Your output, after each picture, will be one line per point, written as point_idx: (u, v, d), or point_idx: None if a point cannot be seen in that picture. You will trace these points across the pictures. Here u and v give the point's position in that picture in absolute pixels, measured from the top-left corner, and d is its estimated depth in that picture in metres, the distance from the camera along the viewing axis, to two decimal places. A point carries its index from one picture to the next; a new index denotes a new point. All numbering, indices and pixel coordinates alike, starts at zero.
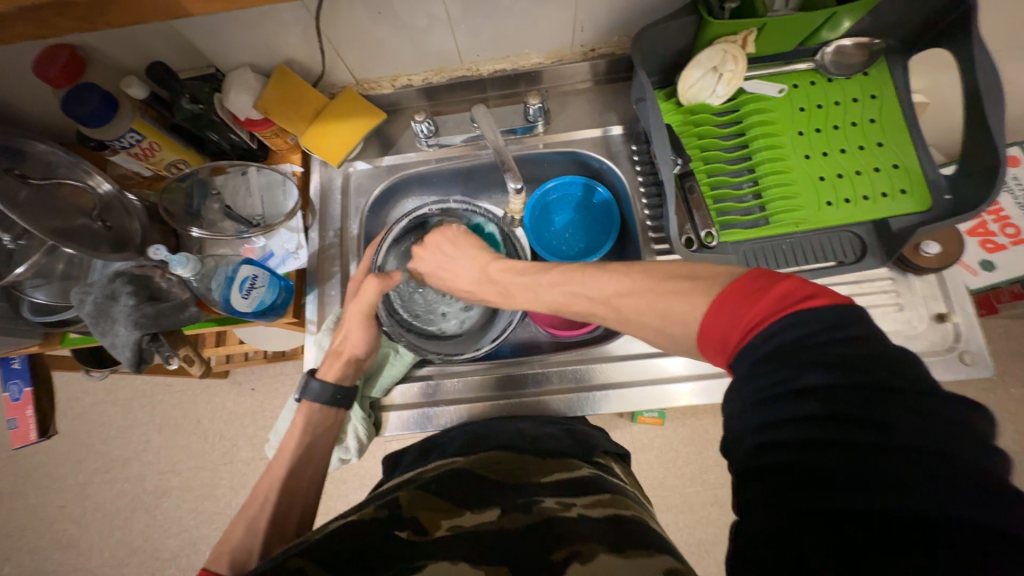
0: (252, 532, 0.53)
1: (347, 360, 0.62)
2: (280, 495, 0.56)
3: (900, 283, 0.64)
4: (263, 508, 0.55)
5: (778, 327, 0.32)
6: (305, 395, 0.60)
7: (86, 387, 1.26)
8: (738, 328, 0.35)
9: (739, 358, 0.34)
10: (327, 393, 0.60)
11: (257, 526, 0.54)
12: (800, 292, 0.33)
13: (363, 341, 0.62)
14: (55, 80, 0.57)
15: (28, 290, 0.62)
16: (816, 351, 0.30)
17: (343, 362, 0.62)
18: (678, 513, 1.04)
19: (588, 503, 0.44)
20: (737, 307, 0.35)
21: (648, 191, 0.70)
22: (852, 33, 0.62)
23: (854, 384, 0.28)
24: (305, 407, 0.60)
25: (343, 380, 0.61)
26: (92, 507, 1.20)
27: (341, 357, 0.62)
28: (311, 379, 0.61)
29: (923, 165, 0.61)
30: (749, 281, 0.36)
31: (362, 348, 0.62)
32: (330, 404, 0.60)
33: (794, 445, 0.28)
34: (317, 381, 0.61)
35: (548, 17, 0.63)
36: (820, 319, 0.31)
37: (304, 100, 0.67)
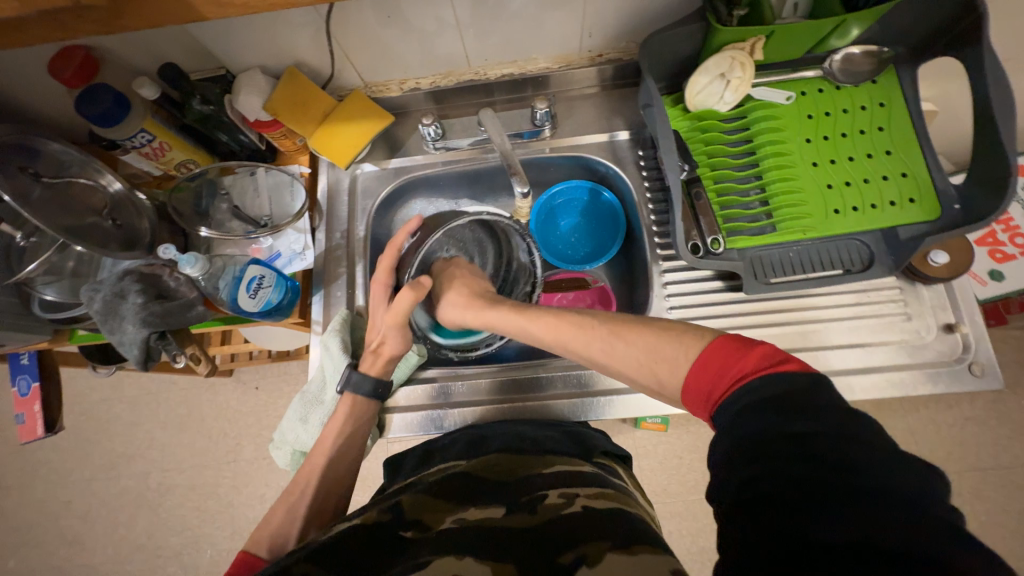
0: (289, 517, 0.56)
1: (387, 358, 0.62)
2: (318, 483, 0.58)
3: (907, 293, 0.64)
4: (304, 494, 0.57)
5: (761, 381, 0.35)
6: (346, 388, 0.60)
7: (92, 383, 1.27)
8: (718, 388, 0.38)
9: (721, 409, 0.37)
10: (368, 384, 0.60)
11: (294, 513, 0.56)
12: (788, 359, 0.36)
13: (403, 339, 0.62)
14: (70, 81, 0.58)
15: (39, 286, 0.62)
16: (798, 402, 0.32)
17: (384, 360, 0.62)
18: (681, 520, 1.04)
19: (592, 495, 0.44)
20: (721, 364, 0.39)
21: (655, 198, 0.69)
22: (860, 41, 0.62)
23: (811, 423, 0.31)
24: (348, 398, 0.60)
25: (384, 375, 0.62)
26: (97, 503, 1.20)
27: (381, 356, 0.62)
28: (352, 373, 0.61)
29: (932, 174, 0.60)
30: (724, 345, 0.40)
31: (401, 350, 0.62)
32: (371, 397, 0.61)
33: (771, 474, 0.30)
34: (360, 375, 0.61)
35: (556, 22, 0.64)
36: (802, 377, 0.34)
37: (313, 102, 0.68)
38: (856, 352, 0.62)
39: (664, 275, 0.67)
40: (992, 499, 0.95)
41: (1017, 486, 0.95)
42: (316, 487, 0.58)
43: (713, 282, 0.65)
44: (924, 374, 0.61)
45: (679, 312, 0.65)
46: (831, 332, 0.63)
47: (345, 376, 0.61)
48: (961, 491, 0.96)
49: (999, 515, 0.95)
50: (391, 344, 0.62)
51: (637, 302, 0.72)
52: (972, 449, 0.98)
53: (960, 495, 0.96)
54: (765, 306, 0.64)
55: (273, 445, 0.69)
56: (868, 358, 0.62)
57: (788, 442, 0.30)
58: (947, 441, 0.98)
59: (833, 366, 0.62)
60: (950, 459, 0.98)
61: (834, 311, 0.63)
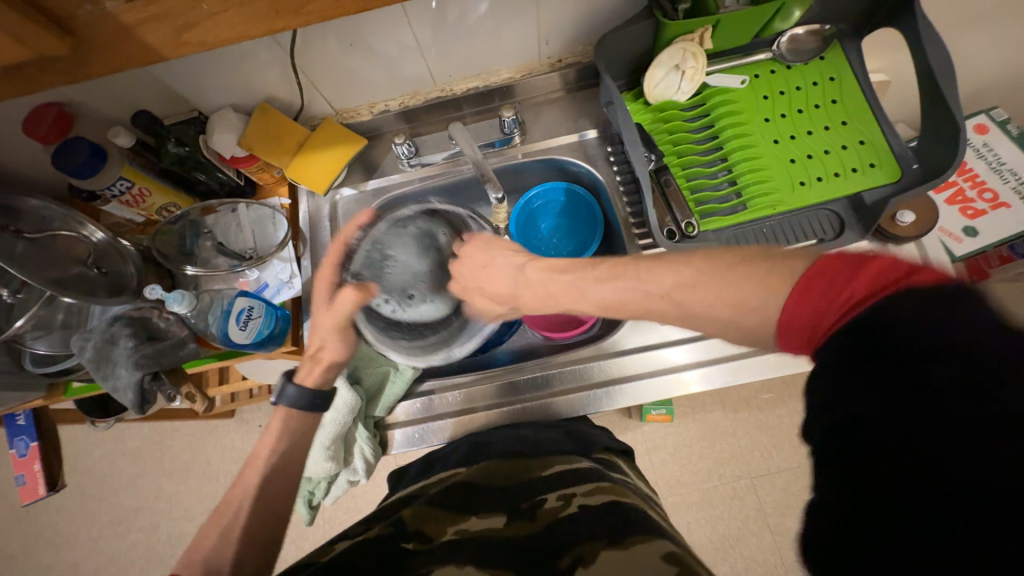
0: (223, 541, 0.49)
1: (326, 365, 0.59)
2: (255, 503, 0.51)
3: (882, 255, 0.65)
4: (236, 516, 0.51)
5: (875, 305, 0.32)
6: (280, 400, 0.55)
7: (93, 438, 1.25)
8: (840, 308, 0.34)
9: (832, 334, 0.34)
10: (305, 396, 0.55)
11: (230, 536, 0.49)
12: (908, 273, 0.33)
13: (341, 342, 0.59)
14: (44, 137, 0.59)
15: (30, 341, 0.62)
16: (896, 326, 0.30)
17: (323, 366, 0.59)
18: (698, 509, 1.03)
19: (587, 491, 0.45)
20: (828, 288, 0.36)
21: (628, 189, 0.71)
22: (803, 22, 0.65)
23: (919, 339, 0.28)
24: (281, 411, 0.56)
25: (323, 384, 0.58)
26: (107, 561, 1.18)
27: (319, 362, 0.58)
28: (285, 385, 0.56)
29: (888, 138, 0.63)
30: (825, 272, 0.37)
31: (342, 354, 0.59)
32: (310, 409, 0.56)
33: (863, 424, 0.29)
34: (295, 387, 0.56)
35: (514, 33, 0.66)
36: (923, 294, 0.31)
37: (287, 133, 0.70)
38: None
39: None
40: None
41: None
42: (253, 514, 0.51)
43: None
44: None
45: None
46: None
47: (279, 388, 0.56)
48: None
49: None
50: (332, 350, 0.60)
51: None
52: None
53: None
54: None
55: None
56: None
57: (899, 367, 0.28)
58: None
59: None
60: None
61: None
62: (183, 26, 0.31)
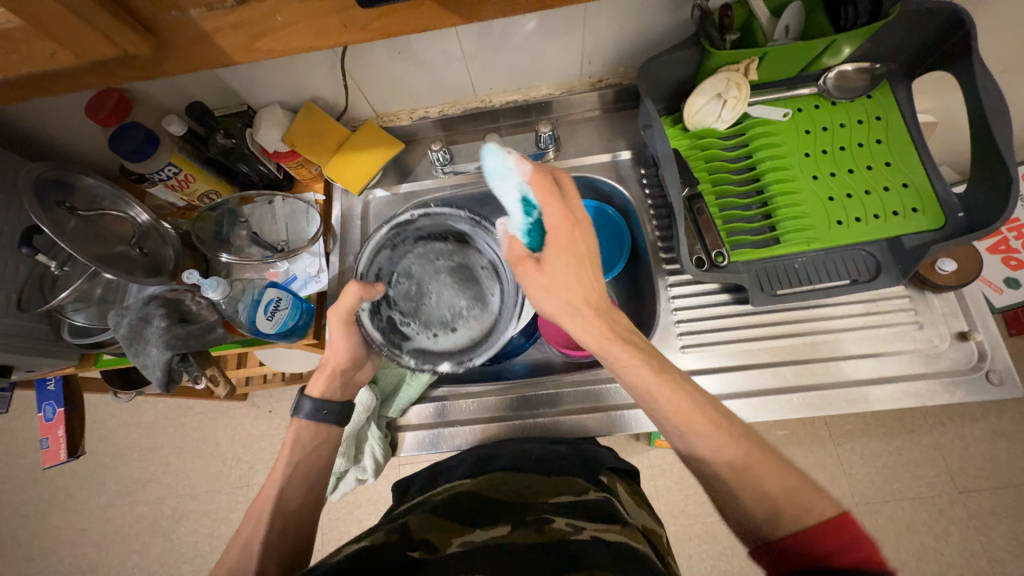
0: (246, 552, 0.50)
1: (332, 372, 0.60)
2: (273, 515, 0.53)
3: (917, 301, 0.63)
4: (256, 527, 0.52)
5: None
6: (298, 412, 0.59)
7: (112, 409, 1.29)
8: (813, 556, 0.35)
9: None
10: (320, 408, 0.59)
11: (251, 545, 0.51)
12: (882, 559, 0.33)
13: (346, 345, 0.60)
14: (104, 120, 0.63)
15: (69, 312, 0.65)
16: None
17: (330, 374, 0.60)
18: (700, 543, 1.01)
19: (599, 526, 0.43)
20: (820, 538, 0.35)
21: (658, 213, 0.71)
22: (852, 59, 0.64)
23: None
24: (297, 423, 0.59)
25: (333, 391, 0.61)
26: (113, 530, 1.21)
27: (325, 372, 0.60)
28: (302, 399, 0.60)
29: (934, 183, 0.61)
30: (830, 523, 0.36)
31: (347, 358, 0.60)
32: (319, 420, 0.59)
33: None
34: (310, 400, 0.59)
35: (558, 52, 0.67)
36: None
37: (328, 132, 0.72)
38: (870, 362, 0.61)
39: (670, 289, 0.68)
40: None
41: None
42: (275, 524, 0.53)
43: (720, 295, 0.66)
44: (941, 383, 0.60)
45: (687, 327, 0.66)
46: (843, 342, 0.63)
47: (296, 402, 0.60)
48: (994, 509, 0.92)
49: None
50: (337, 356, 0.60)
51: (644, 317, 0.73)
52: (1004, 465, 0.94)
53: (995, 514, 0.92)
54: (772, 317, 0.65)
55: None
56: (883, 368, 0.61)
57: None
58: (976, 457, 0.95)
59: (847, 376, 0.61)
60: (980, 475, 0.94)
61: (845, 322, 0.63)
62: (255, 34, 0.33)
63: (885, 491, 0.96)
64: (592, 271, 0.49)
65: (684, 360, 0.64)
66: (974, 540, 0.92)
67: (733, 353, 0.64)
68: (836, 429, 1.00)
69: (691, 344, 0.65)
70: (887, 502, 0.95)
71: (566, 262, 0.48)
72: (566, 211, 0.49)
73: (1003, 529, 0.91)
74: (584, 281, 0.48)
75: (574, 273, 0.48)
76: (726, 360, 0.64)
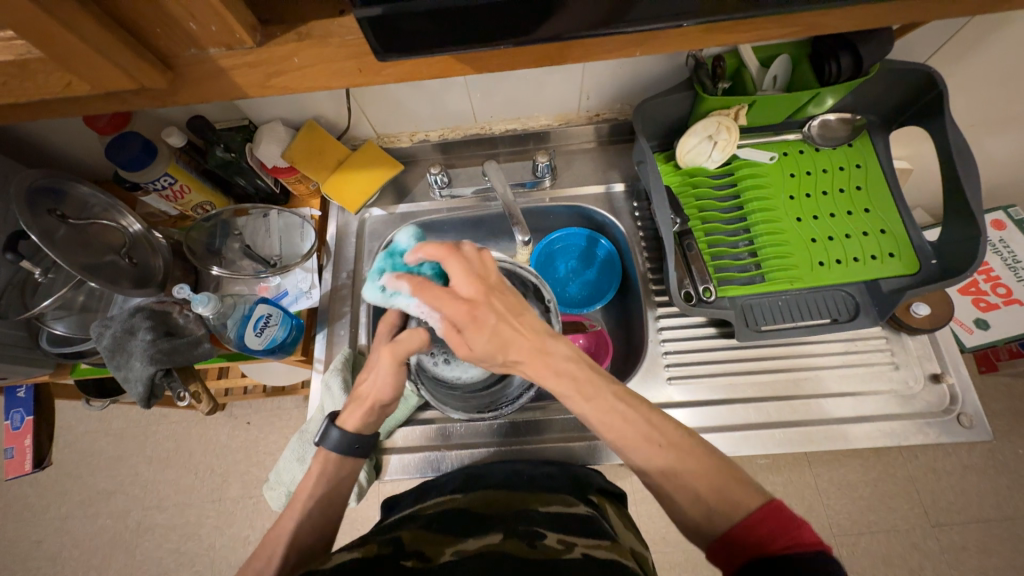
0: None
1: (370, 406, 0.55)
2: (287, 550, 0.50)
3: (894, 343, 0.66)
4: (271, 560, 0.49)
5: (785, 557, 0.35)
6: (323, 443, 0.55)
7: (81, 415, 1.25)
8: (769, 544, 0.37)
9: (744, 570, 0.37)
10: (347, 440, 0.54)
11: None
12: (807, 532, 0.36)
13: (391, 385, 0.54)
14: (102, 129, 0.62)
15: (49, 321, 0.64)
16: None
17: (365, 410, 0.55)
18: (680, 571, 1.00)
19: (590, 542, 0.42)
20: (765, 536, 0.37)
21: (649, 245, 0.73)
22: (835, 110, 0.68)
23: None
24: (324, 454, 0.55)
25: (365, 429, 0.55)
26: (72, 543, 1.16)
27: (362, 404, 0.55)
28: (331, 427, 0.55)
29: (910, 230, 0.64)
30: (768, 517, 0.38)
31: (387, 395, 0.55)
32: (348, 453, 0.55)
33: None
34: (337, 429, 0.55)
35: (557, 86, 0.69)
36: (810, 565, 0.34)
37: (328, 151, 0.72)
38: (849, 401, 0.63)
39: (659, 320, 0.69)
40: (998, 553, 0.94)
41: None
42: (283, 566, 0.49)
43: (707, 329, 0.68)
44: (916, 424, 0.62)
45: (674, 358, 0.67)
46: (824, 380, 0.65)
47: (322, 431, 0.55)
48: (966, 544, 0.94)
49: (1006, 570, 0.93)
50: (376, 393, 0.54)
51: (632, 347, 0.74)
52: (974, 499, 0.97)
53: (966, 549, 0.94)
54: (756, 352, 0.67)
55: (266, 485, 0.69)
56: (861, 407, 0.63)
57: None
58: (948, 491, 0.98)
59: (827, 414, 0.63)
60: (952, 510, 0.96)
61: (825, 359, 0.66)
62: (273, 73, 0.35)
63: (861, 523, 0.97)
64: (516, 324, 0.46)
65: (670, 391, 0.65)
66: (945, 574, 0.94)
67: (718, 387, 0.65)
68: (815, 459, 1.02)
69: (677, 375, 0.66)
70: (863, 534, 0.96)
71: (487, 323, 0.45)
72: (456, 299, 0.45)
73: (973, 563, 0.94)
74: (517, 342, 0.45)
75: (494, 342, 0.45)
76: (711, 393, 0.65)
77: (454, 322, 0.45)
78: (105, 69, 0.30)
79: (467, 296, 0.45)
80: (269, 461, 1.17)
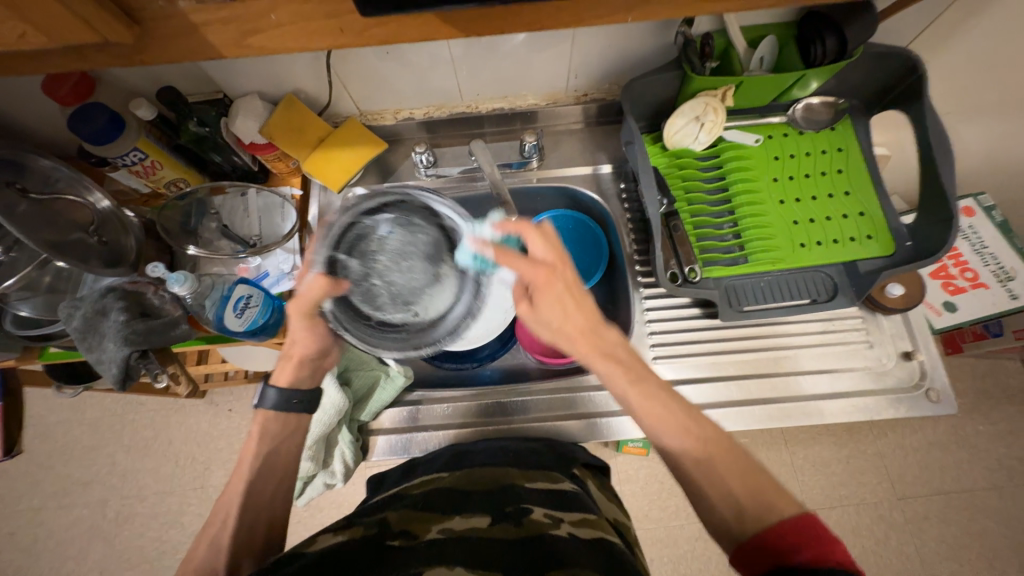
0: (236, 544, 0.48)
1: (298, 362, 0.55)
2: (242, 511, 0.50)
3: (869, 322, 0.68)
4: (233, 520, 0.50)
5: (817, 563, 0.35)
6: (261, 404, 0.55)
7: (52, 404, 1.20)
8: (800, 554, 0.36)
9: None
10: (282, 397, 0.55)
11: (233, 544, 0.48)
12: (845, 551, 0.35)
13: (309, 337, 0.55)
14: (63, 99, 0.58)
15: (13, 302, 0.61)
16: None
17: (295, 364, 0.55)
18: (662, 547, 1.04)
19: (576, 520, 0.43)
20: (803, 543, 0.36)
21: (635, 228, 0.74)
22: (819, 93, 0.69)
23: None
24: (261, 416, 0.54)
25: (302, 383, 0.56)
26: (46, 534, 1.13)
27: (291, 359, 0.55)
28: (267, 389, 0.56)
29: (886, 212, 0.66)
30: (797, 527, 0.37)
31: (312, 348, 0.55)
32: (287, 409, 0.55)
33: None
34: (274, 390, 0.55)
35: (546, 64, 0.68)
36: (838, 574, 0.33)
37: (308, 127, 0.70)
38: (824, 378, 0.65)
39: (645, 301, 0.70)
40: (957, 523, 0.99)
41: (981, 509, 1.00)
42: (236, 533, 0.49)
43: (691, 309, 0.69)
44: (887, 400, 0.64)
45: (660, 338, 0.68)
46: (801, 358, 0.67)
47: (261, 392, 0.55)
48: (927, 514, 1.00)
49: (965, 539, 0.98)
50: (302, 346, 0.55)
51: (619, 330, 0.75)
52: (937, 473, 1.02)
53: (928, 519, 0.99)
54: (737, 331, 0.68)
55: None
56: (836, 384, 0.65)
57: None
58: (914, 466, 1.02)
59: (803, 391, 0.65)
60: (917, 483, 1.01)
61: (803, 339, 0.67)
62: (248, 31, 0.33)
63: (832, 497, 1.02)
64: (574, 301, 0.48)
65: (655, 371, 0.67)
66: (910, 543, 0.99)
67: (702, 365, 0.67)
68: (791, 437, 1.05)
69: (662, 355, 0.67)
70: (834, 507, 1.01)
71: (553, 307, 0.48)
72: (536, 263, 0.48)
73: (935, 533, 0.99)
74: (569, 317, 0.48)
75: (559, 311, 0.48)
76: (695, 372, 0.67)
77: (528, 284, 0.49)
78: (65, 19, 0.29)
79: (543, 263, 0.48)
80: None
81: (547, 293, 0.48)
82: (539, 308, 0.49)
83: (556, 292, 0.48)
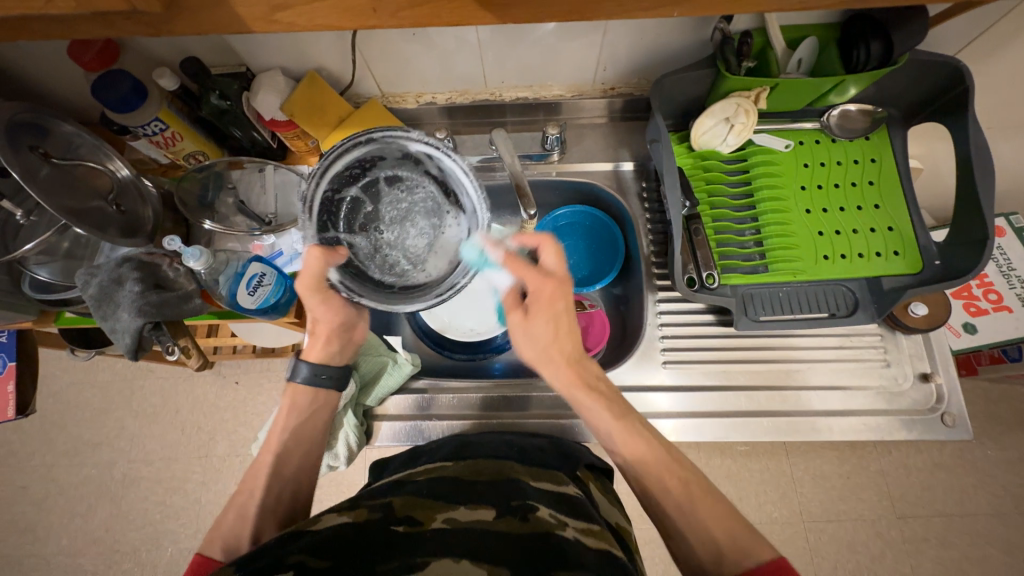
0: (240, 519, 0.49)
1: (328, 336, 0.56)
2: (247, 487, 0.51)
3: (888, 340, 0.67)
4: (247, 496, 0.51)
5: None
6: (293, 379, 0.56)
7: (65, 365, 1.23)
8: None
9: None
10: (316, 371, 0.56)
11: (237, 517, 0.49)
12: None
13: (330, 310, 0.54)
14: (88, 64, 0.58)
15: (32, 265, 0.62)
16: None
17: (323, 340, 0.56)
18: (654, 547, 1.04)
19: (582, 526, 0.42)
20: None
21: (654, 228, 0.72)
22: (857, 100, 0.66)
23: None
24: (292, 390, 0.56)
25: (330, 357, 0.57)
26: (56, 491, 1.16)
27: (320, 334, 0.56)
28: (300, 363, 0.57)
29: (916, 229, 0.64)
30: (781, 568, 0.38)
31: (335, 320, 0.55)
32: (317, 384, 0.57)
33: None
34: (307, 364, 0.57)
35: (574, 55, 0.66)
36: None
37: (330, 107, 0.68)
38: (836, 394, 0.64)
39: (659, 304, 0.69)
40: (956, 546, 0.98)
41: (981, 534, 0.98)
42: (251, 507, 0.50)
43: (705, 316, 0.68)
44: (899, 421, 0.63)
45: (671, 343, 0.67)
46: (813, 372, 0.65)
47: (294, 367, 0.57)
48: (926, 536, 0.99)
49: (962, 562, 0.97)
50: (327, 322, 0.56)
51: (629, 331, 0.74)
52: (941, 495, 1.01)
53: (927, 540, 0.98)
54: (750, 341, 0.67)
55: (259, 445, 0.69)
56: (848, 401, 0.64)
57: None
58: (917, 486, 1.01)
59: (813, 406, 0.64)
60: (919, 504, 1.00)
61: (817, 353, 0.66)
62: (278, 6, 0.32)
63: (830, 511, 1.01)
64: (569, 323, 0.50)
65: (664, 375, 0.66)
66: (906, 562, 0.98)
67: (712, 373, 0.66)
68: (793, 449, 1.04)
69: (672, 360, 0.66)
70: (831, 522, 1.00)
71: (548, 323, 0.50)
72: (545, 275, 0.50)
73: (933, 555, 0.98)
74: (561, 335, 0.50)
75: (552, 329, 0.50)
76: (704, 379, 0.66)
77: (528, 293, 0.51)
78: None
79: (549, 278, 0.50)
80: (257, 421, 1.17)
81: (546, 310, 0.50)
82: (536, 321, 0.50)
83: (555, 309, 0.50)
